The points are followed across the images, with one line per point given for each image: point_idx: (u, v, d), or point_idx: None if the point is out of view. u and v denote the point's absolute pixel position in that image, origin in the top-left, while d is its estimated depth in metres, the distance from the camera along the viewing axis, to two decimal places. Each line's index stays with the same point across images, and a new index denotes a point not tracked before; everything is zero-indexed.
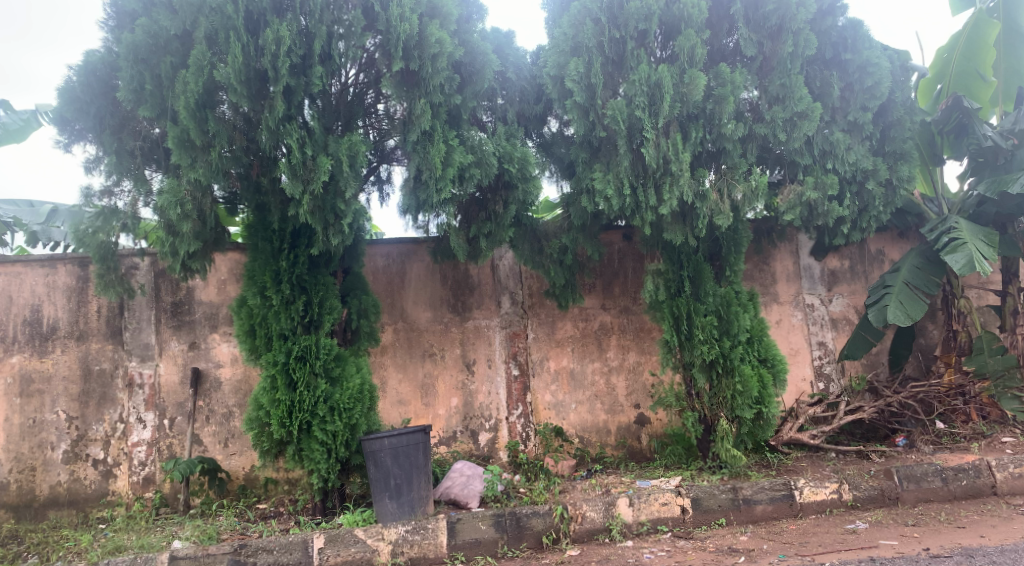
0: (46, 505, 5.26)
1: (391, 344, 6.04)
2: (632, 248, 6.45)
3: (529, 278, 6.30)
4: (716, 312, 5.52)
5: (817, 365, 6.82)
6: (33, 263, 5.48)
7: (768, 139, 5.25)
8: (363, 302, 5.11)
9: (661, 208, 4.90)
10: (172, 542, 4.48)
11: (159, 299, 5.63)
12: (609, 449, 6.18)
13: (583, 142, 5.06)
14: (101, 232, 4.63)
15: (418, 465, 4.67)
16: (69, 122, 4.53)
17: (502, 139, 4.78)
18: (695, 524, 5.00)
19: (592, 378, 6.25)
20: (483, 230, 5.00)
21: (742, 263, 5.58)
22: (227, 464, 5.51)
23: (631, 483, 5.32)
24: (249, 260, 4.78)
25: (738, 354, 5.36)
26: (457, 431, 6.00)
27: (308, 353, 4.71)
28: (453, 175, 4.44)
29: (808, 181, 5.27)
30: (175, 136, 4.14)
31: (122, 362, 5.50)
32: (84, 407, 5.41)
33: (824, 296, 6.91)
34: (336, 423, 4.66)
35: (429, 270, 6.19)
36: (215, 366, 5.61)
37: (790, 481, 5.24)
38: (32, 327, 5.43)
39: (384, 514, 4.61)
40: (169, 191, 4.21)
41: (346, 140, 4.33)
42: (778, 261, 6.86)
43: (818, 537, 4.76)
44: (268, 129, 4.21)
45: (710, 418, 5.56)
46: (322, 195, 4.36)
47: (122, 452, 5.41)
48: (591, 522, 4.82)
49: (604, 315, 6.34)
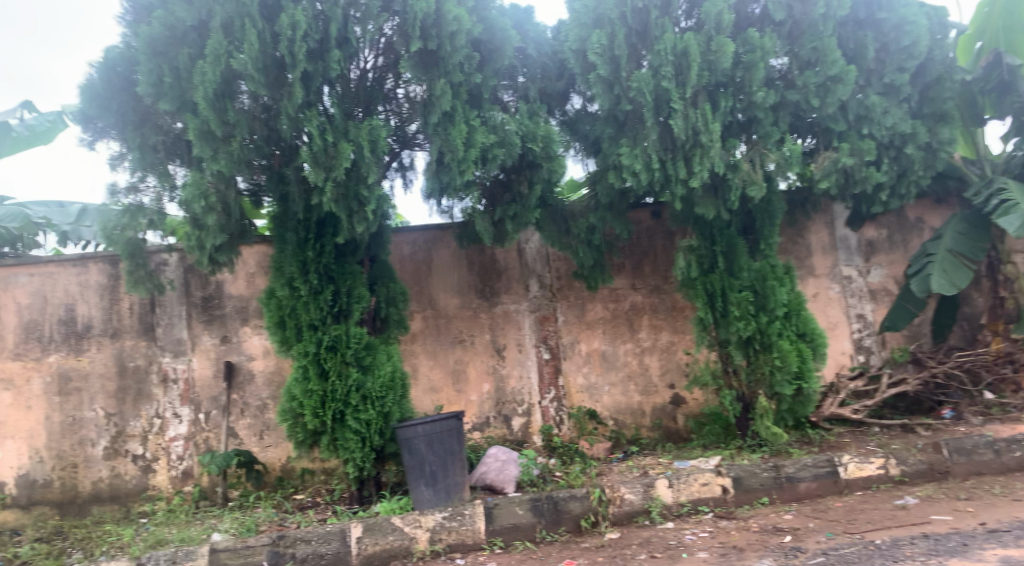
0: (89, 500, 5.35)
1: (420, 331, 6.00)
2: (661, 225, 6.30)
3: (557, 260, 6.19)
4: (751, 287, 5.37)
5: (857, 338, 6.62)
6: (64, 262, 5.54)
7: (801, 106, 5.04)
8: (391, 290, 5.08)
9: (691, 181, 4.74)
10: (212, 534, 4.50)
11: (189, 294, 5.66)
12: (645, 430, 6.08)
13: (608, 117, 4.92)
14: (129, 229, 4.67)
15: (452, 452, 4.58)
16: (92, 120, 4.54)
17: (525, 117, 4.67)
18: (736, 504, 4.90)
19: (625, 359, 6.14)
20: (509, 213, 4.88)
21: (777, 236, 5.42)
22: (263, 455, 5.54)
23: (669, 464, 5.21)
24: (277, 252, 4.77)
25: (776, 329, 5.21)
26: (490, 416, 5.95)
27: (339, 342, 4.69)
28: (475, 156, 4.35)
29: (844, 148, 5.04)
30: (195, 127, 4.09)
31: (156, 358, 5.55)
32: (121, 403, 5.47)
33: (861, 267, 6.69)
34: (370, 412, 4.63)
35: (455, 255, 6.12)
36: (248, 359, 5.63)
37: (834, 457, 5.10)
38: (67, 326, 5.50)
39: (420, 501, 4.55)
40: (192, 183, 4.19)
41: (366, 125, 4.26)
42: (813, 233, 6.65)
43: (866, 514, 4.61)
44: (287, 116, 4.14)
45: (749, 395, 5.46)
46: (345, 182, 4.30)
47: (160, 447, 5.47)
48: (631, 505, 4.73)
49: (634, 295, 6.22)
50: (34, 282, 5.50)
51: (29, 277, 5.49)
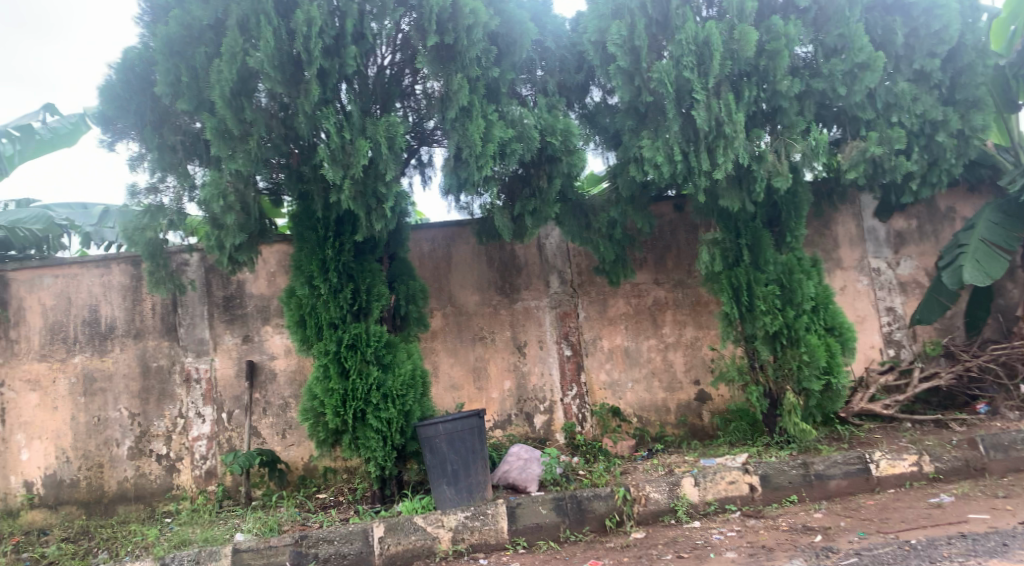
0: (115, 500, 5.39)
1: (441, 329, 5.96)
2: (684, 219, 6.20)
3: (577, 256, 6.12)
4: (777, 281, 5.25)
5: (887, 332, 6.45)
6: (88, 264, 5.58)
7: (827, 94, 4.89)
8: (411, 287, 5.04)
9: (715, 172, 4.63)
10: (235, 534, 4.51)
11: (210, 294, 5.68)
12: (669, 427, 5.99)
13: (629, 109, 4.82)
14: (149, 229, 4.69)
15: (474, 450, 4.55)
16: (112, 121, 4.54)
17: (544, 111, 4.60)
18: (764, 502, 4.78)
19: (648, 355, 6.05)
20: (528, 208, 4.82)
21: (803, 229, 5.29)
22: (286, 454, 5.55)
23: (695, 462, 5.11)
24: (296, 250, 4.74)
25: (803, 323, 5.09)
26: (512, 414, 5.90)
27: (359, 341, 4.66)
28: (494, 151, 4.28)
29: (873, 137, 4.89)
30: (212, 126, 4.07)
31: (178, 358, 5.57)
32: (145, 403, 5.50)
33: (891, 259, 6.52)
34: (390, 411, 4.59)
35: (475, 252, 6.07)
36: (269, 358, 5.64)
37: (865, 454, 4.95)
38: (91, 327, 5.54)
39: (442, 500, 4.50)
40: (210, 183, 4.18)
41: (383, 121, 4.21)
42: (840, 224, 6.50)
43: (900, 513, 4.47)
44: (304, 114, 4.10)
45: (776, 392, 5.33)
46: (363, 179, 4.25)
47: (184, 447, 5.49)
48: (656, 503, 4.65)
49: (657, 290, 6.13)
50: (58, 283, 5.55)
51: (53, 279, 5.55)
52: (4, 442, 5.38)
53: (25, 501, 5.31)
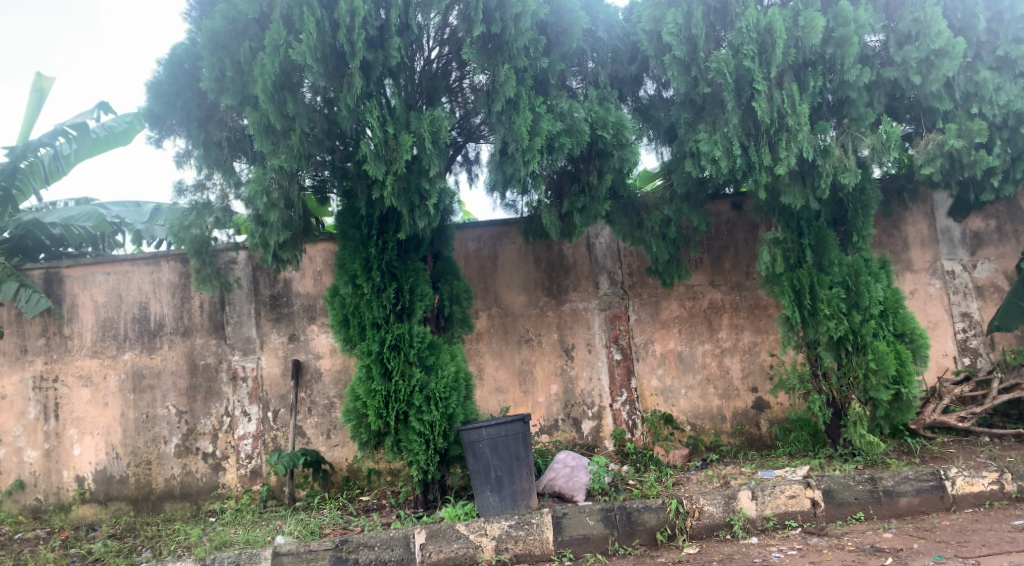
0: (162, 497, 5.43)
1: (486, 330, 5.81)
2: (742, 218, 5.92)
3: (628, 256, 5.90)
4: (842, 283, 4.93)
5: (962, 339, 6.01)
6: (139, 261, 5.65)
7: (899, 84, 4.54)
8: (455, 288, 4.91)
9: (776, 167, 4.34)
10: (276, 537, 4.45)
11: (257, 293, 5.68)
12: (725, 437, 5.71)
13: (685, 101, 4.57)
14: (195, 226, 4.69)
15: (519, 457, 4.38)
16: (161, 118, 4.56)
17: (595, 103, 4.40)
18: (828, 519, 4.43)
19: (703, 360, 5.79)
20: (577, 205, 4.63)
21: (872, 227, 4.94)
22: (330, 455, 5.49)
23: (752, 474, 4.82)
24: (339, 249, 4.65)
25: (871, 329, 4.76)
26: (559, 419, 5.70)
27: (402, 341, 4.55)
28: (541, 145, 4.12)
29: (952, 129, 4.50)
30: (255, 121, 4.04)
31: (225, 356, 5.59)
32: (193, 401, 5.53)
33: (966, 262, 6.08)
34: (434, 414, 4.46)
35: (522, 252, 5.91)
36: (315, 357, 5.60)
37: (939, 470, 4.52)
38: (141, 324, 5.61)
39: (486, 508, 4.37)
40: (255, 179, 4.17)
41: (427, 116, 4.10)
42: (910, 224, 6.09)
43: (981, 536, 4.02)
44: (347, 108, 4.02)
45: (840, 402, 5.01)
46: (406, 175, 4.16)
47: (229, 446, 5.50)
48: (710, 517, 4.37)
49: (713, 293, 5.86)
50: (111, 281, 5.63)
51: (106, 276, 5.64)
52: (58, 436, 5.48)
53: (77, 495, 5.39)
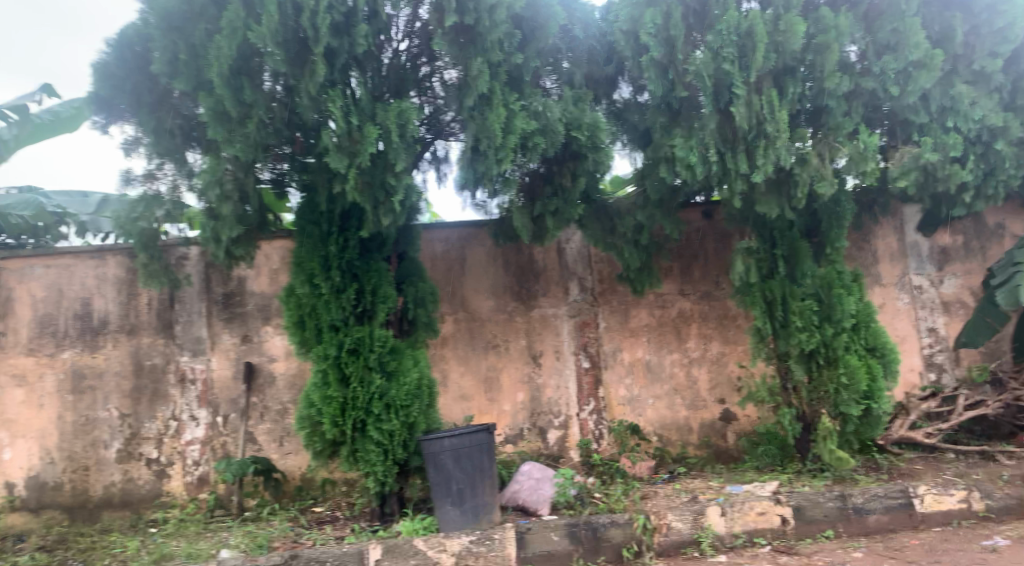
0: (100, 505, 5.09)
1: (451, 335, 5.61)
2: (714, 226, 5.84)
3: (599, 262, 5.76)
4: (814, 295, 4.86)
5: (928, 354, 6.01)
6: (82, 254, 5.31)
7: (876, 95, 4.49)
8: (420, 290, 4.70)
9: (753, 175, 4.26)
10: (220, 550, 4.14)
11: (209, 290, 5.39)
12: (692, 449, 5.60)
13: (660, 104, 4.47)
14: (143, 218, 4.45)
15: (482, 468, 4.19)
16: (108, 102, 4.27)
17: (569, 103, 4.24)
18: (797, 537, 4.33)
19: (671, 370, 5.68)
20: (549, 208, 4.50)
21: (845, 240, 4.89)
22: (283, 463, 5.23)
23: (720, 489, 4.70)
24: (297, 245, 4.42)
25: (843, 343, 4.69)
26: (524, 429, 5.53)
27: (361, 345, 4.32)
28: (514, 144, 3.95)
29: (927, 142, 4.48)
30: (209, 107, 3.78)
31: (173, 357, 5.28)
32: (137, 403, 5.21)
33: (934, 276, 6.09)
34: (393, 422, 4.24)
35: (490, 255, 5.73)
36: (269, 360, 5.33)
37: (908, 487, 4.46)
38: (83, 321, 5.27)
39: (446, 522, 4.15)
40: (208, 170, 3.92)
41: (394, 107, 3.89)
42: (880, 238, 6.08)
43: (951, 556, 3.96)
44: (309, 96, 3.81)
45: (810, 415, 4.95)
46: (371, 169, 3.95)
47: (175, 451, 5.19)
48: (678, 534, 4.24)
49: (683, 302, 5.76)
50: (51, 274, 5.28)
51: (45, 269, 5.28)
52: None
53: (5, 503, 5.02)
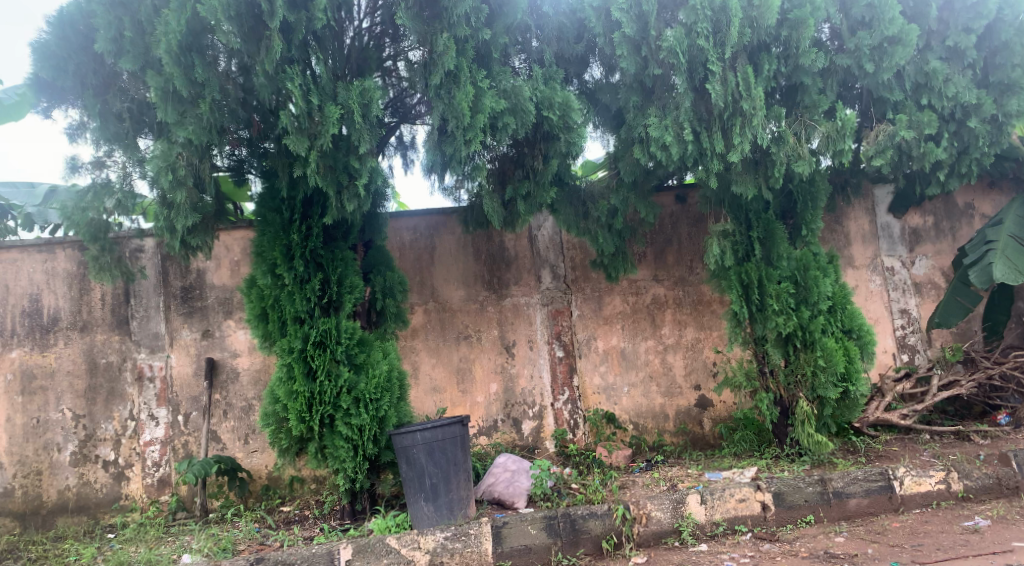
0: (54, 512, 4.82)
1: (422, 326, 5.44)
2: (687, 211, 5.75)
3: (572, 249, 5.65)
4: (790, 278, 4.81)
5: (901, 336, 6.01)
6: (29, 248, 5.02)
7: (851, 72, 4.44)
8: (389, 279, 4.54)
9: (729, 155, 4.18)
10: (181, 555, 3.93)
11: (167, 284, 5.15)
12: (668, 436, 5.53)
13: (634, 83, 4.31)
14: (91, 209, 4.17)
15: (456, 462, 4.05)
16: (50, 84, 3.99)
17: (540, 82, 4.09)
18: (778, 523, 4.27)
19: (646, 357, 5.59)
20: (521, 191, 4.37)
21: (820, 221, 4.84)
22: (248, 462, 5.04)
23: (700, 477, 4.63)
24: (257, 235, 4.18)
25: (820, 325, 4.65)
26: (498, 420, 5.40)
27: (328, 337, 4.15)
28: (484, 124, 3.79)
29: (903, 119, 4.46)
30: (158, 87, 3.53)
31: (130, 354, 5.04)
32: (92, 404, 4.95)
33: (905, 258, 6.10)
34: (363, 417, 4.08)
35: (460, 243, 5.57)
36: (231, 355, 5.13)
37: (887, 470, 4.45)
38: (32, 318, 4.98)
39: (419, 518, 4.00)
40: (159, 154, 3.69)
41: (357, 85, 3.71)
42: (852, 220, 6.07)
43: (934, 539, 3.93)
44: (265, 74, 3.57)
45: (787, 400, 4.89)
46: (333, 152, 3.77)
47: (134, 453, 4.95)
48: (658, 523, 4.15)
49: (657, 288, 5.67)
50: None
51: None
52: None
53: None
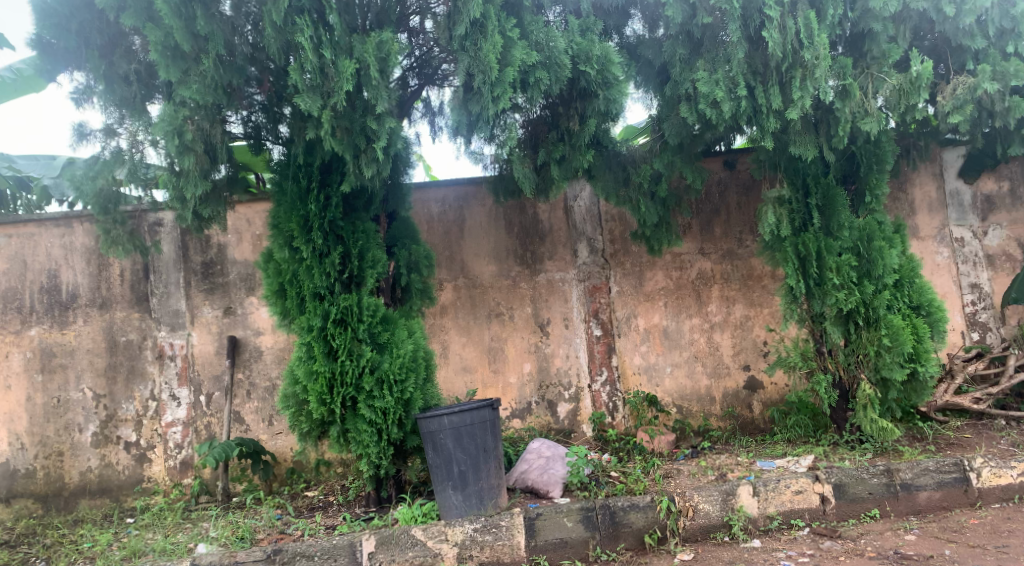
0: (76, 494, 4.71)
1: (451, 304, 5.15)
2: (736, 178, 5.32)
3: (610, 220, 5.27)
4: (852, 249, 4.36)
5: (970, 313, 5.50)
6: (46, 222, 4.87)
7: (927, 16, 3.92)
8: (414, 254, 4.24)
9: (787, 111, 3.74)
10: (198, 544, 3.75)
11: (187, 259, 4.95)
12: (714, 420, 5.15)
13: (680, 34, 3.87)
14: (101, 178, 3.96)
15: (486, 448, 3.76)
16: (51, 43, 3.69)
17: (575, 33, 3.68)
18: (839, 518, 3.89)
19: (690, 336, 5.21)
20: (555, 155, 4.01)
21: (887, 186, 4.36)
22: (272, 445, 4.85)
23: (750, 466, 4.26)
24: (274, 206, 3.92)
25: (885, 301, 4.22)
26: (532, 402, 5.10)
27: (349, 315, 3.87)
28: (513, 78, 3.43)
29: (986, 70, 3.93)
30: (158, 42, 3.25)
31: (150, 332, 4.86)
32: (112, 383, 4.81)
33: (977, 228, 5.55)
34: (387, 399, 3.80)
35: (492, 215, 5.24)
36: (254, 334, 4.92)
37: (963, 461, 4.01)
38: (50, 295, 4.84)
39: (447, 509, 3.73)
40: (163, 118, 3.42)
41: (373, 38, 3.38)
42: (918, 186, 5.54)
43: (1019, 539, 3.50)
44: (273, 26, 3.27)
45: (848, 382, 4.47)
46: (349, 112, 3.45)
47: (156, 434, 4.80)
48: (706, 517, 3.82)
49: (703, 262, 5.27)
50: (13, 244, 4.84)
51: (7, 239, 4.84)
52: None
53: None
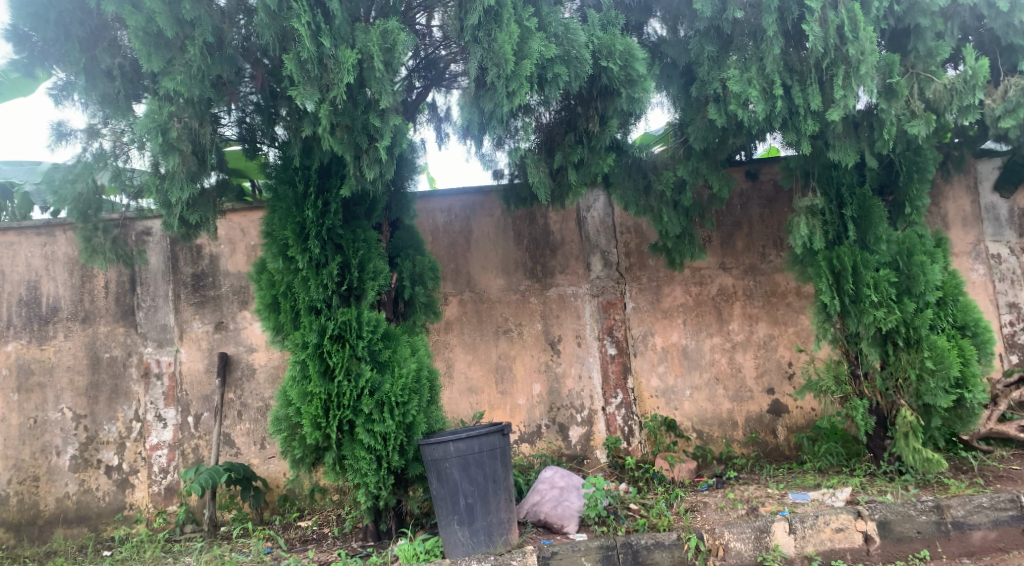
0: (51, 522, 4.37)
1: (457, 319, 4.83)
2: (759, 189, 5.01)
3: (626, 231, 4.96)
4: (890, 264, 4.04)
5: (1008, 334, 5.16)
6: (28, 230, 4.57)
7: (978, 11, 3.63)
8: (419, 265, 3.93)
9: (828, 111, 3.43)
10: None
11: (177, 271, 4.65)
12: (737, 447, 4.80)
13: (709, 29, 3.58)
14: (81, 182, 3.67)
15: (496, 479, 3.41)
16: (28, 35, 3.37)
17: (597, 25, 3.39)
18: (885, 559, 3.53)
19: (711, 356, 4.88)
20: (573, 158, 3.70)
21: (927, 197, 4.05)
22: (263, 470, 4.52)
23: (783, 499, 3.91)
24: (267, 213, 3.62)
25: (929, 320, 3.88)
26: (543, 425, 4.76)
27: (347, 331, 3.55)
28: (530, 72, 3.13)
29: None
30: (139, 28, 2.96)
31: (135, 348, 4.55)
32: (94, 402, 4.48)
33: (1014, 244, 5.22)
34: (388, 423, 3.46)
35: (500, 226, 4.94)
36: (247, 351, 4.60)
37: (1020, 496, 3.65)
38: (29, 308, 4.53)
39: (452, 546, 3.37)
40: (147, 114, 3.13)
41: (377, 27, 3.10)
42: (951, 200, 5.23)
43: None
44: (267, 11, 2.98)
45: (886, 409, 4.12)
46: (350, 108, 3.16)
47: (140, 458, 4.46)
48: (738, 557, 3.47)
49: (724, 277, 4.95)
50: None
51: None
52: None
53: None
